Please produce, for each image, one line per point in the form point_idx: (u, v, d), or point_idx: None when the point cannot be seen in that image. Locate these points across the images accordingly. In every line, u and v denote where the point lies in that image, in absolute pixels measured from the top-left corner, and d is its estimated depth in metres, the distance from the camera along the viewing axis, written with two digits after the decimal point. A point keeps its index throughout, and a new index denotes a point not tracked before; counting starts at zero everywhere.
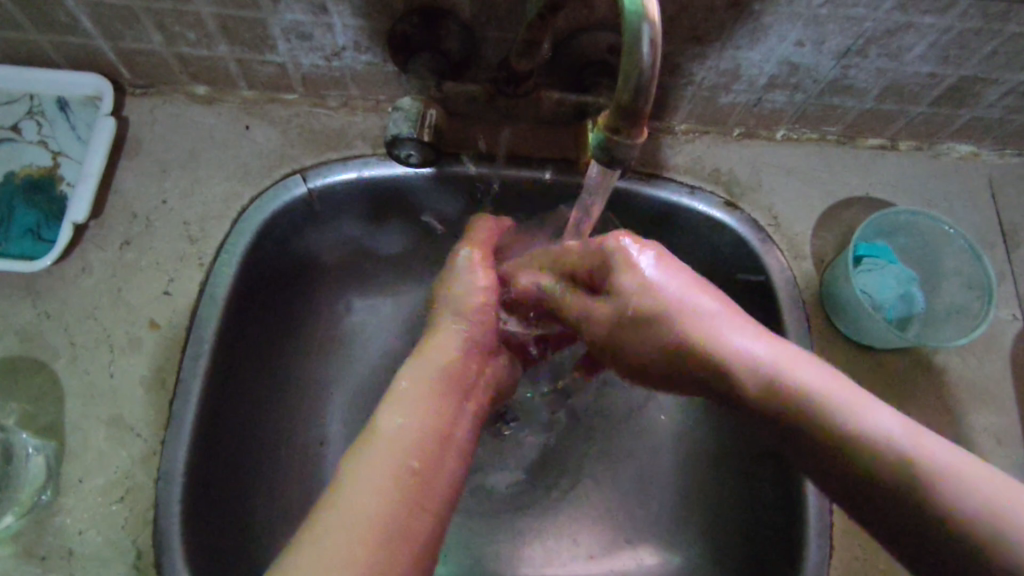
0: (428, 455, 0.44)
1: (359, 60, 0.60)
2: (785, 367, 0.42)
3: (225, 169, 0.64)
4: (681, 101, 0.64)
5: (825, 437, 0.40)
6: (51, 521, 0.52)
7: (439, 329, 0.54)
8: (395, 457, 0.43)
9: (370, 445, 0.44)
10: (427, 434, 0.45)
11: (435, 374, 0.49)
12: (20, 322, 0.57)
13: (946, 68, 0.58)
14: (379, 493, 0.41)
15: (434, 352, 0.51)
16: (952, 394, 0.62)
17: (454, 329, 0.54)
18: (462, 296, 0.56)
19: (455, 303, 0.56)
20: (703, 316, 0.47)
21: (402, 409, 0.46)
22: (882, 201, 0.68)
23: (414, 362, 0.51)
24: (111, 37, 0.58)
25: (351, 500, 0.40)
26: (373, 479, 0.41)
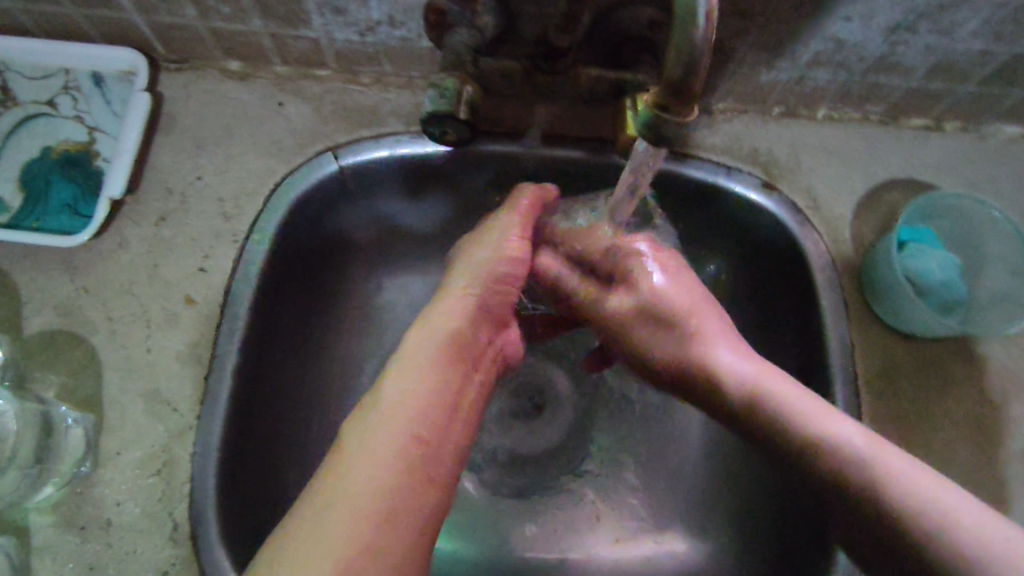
0: (429, 428, 0.45)
1: (393, 35, 0.59)
2: (773, 392, 0.45)
3: (259, 145, 0.64)
4: (720, 79, 0.62)
5: (815, 461, 0.42)
6: (90, 492, 0.53)
7: (446, 297, 0.54)
8: (404, 421, 0.44)
9: (378, 415, 0.44)
10: (439, 397, 0.47)
11: (437, 347, 0.49)
12: (58, 296, 0.58)
13: (999, 45, 0.56)
14: (377, 467, 0.41)
15: (440, 323, 0.51)
16: (993, 382, 0.61)
17: (474, 289, 0.54)
18: (481, 261, 0.56)
19: (472, 269, 0.55)
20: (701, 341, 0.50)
21: (413, 375, 0.47)
22: (924, 183, 0.66)
23: (422, 329, 0.51)
24: (146, 11, 0.58)
25: (362, 471, 0.41)
26: (377, 448, 0.42)
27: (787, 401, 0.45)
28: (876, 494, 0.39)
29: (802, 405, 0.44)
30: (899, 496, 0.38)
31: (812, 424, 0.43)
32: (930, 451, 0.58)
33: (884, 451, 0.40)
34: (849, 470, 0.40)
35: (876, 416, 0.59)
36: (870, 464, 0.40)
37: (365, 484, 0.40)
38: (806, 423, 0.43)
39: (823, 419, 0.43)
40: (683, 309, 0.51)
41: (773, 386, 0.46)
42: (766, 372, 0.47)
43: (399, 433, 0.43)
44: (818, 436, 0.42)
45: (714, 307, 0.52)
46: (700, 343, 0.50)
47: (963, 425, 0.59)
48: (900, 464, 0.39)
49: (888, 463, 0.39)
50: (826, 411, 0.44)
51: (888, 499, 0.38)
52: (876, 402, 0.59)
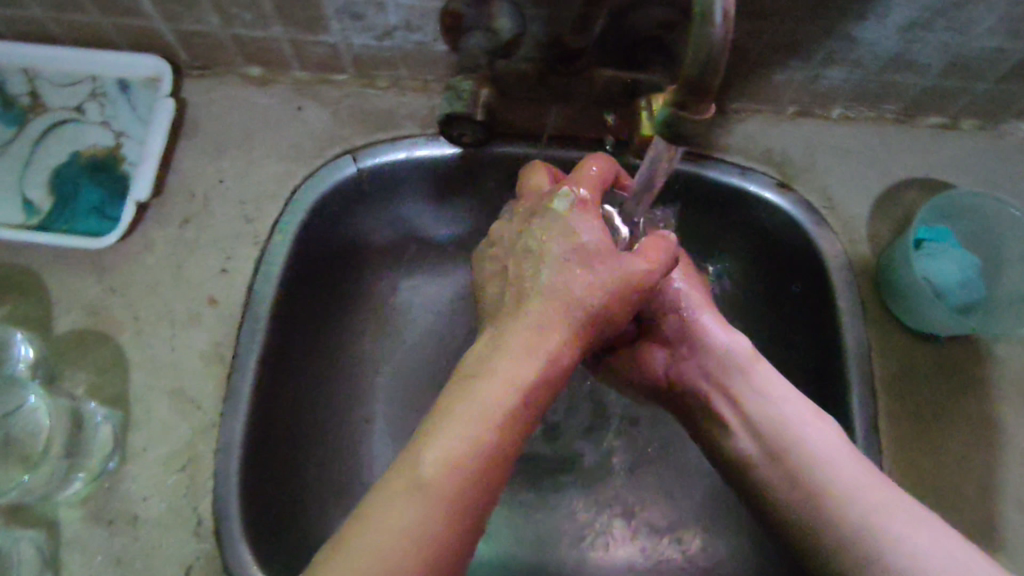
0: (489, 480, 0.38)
1: (410, 40, 0.60)
2: (760, 389, 0.54)
3: (279, 149, 0.65)
4: (734, 79, 0.63)
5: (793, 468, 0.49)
6: (118, 487, 0.54)
7: (538, 301, 0.43)
8: (500, 422, 0.39)
9: (472, 400, 0.39)
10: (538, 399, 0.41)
11: (524, 374, 0.41)
12: (87, 296, 0.60)
13: (1016, 42, 0.55)
14: (424, 523, 0.35)
15: (529, 338, 0.42)
16: (1012, 382, 0.61)
17: (577, 266, 0.44)
18: (572, 270, 0.44)
19: (556, 273, 0.44)
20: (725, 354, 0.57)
21: (529, 359, 0.41)
22: (941, 181, 0.66)
23: (516, 336, 0.42)
24: (170, 19, 0.60)
25: (442, 478, 0.37)
26: (466, 449, 0.37)
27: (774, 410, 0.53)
28: (830, 501, 0.45)
29: (797, 425, 0.51)
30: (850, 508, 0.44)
31: (789, 432, 0.51)
32: (948, 451, 0.58)
33: (846, 461, 0.47)
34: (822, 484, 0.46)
35: (893, 416, 0.59)
36: (826, 464, 0.47)
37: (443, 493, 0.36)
38: (773, 408, 0.53)
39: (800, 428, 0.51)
40: (698, 316, 0.59)
41: (758, 383, 0.55)
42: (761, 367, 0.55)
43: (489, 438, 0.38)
44: (796, 443, 0.50)
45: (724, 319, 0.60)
46: (702, 340, 0.59)
47: (982, 424, 0.59)
48: (855, 479, 0.46)
49: (826, 452, 0.48)
50: (802, 411, 0.52)
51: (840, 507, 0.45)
52: (893, 402, 0.59)
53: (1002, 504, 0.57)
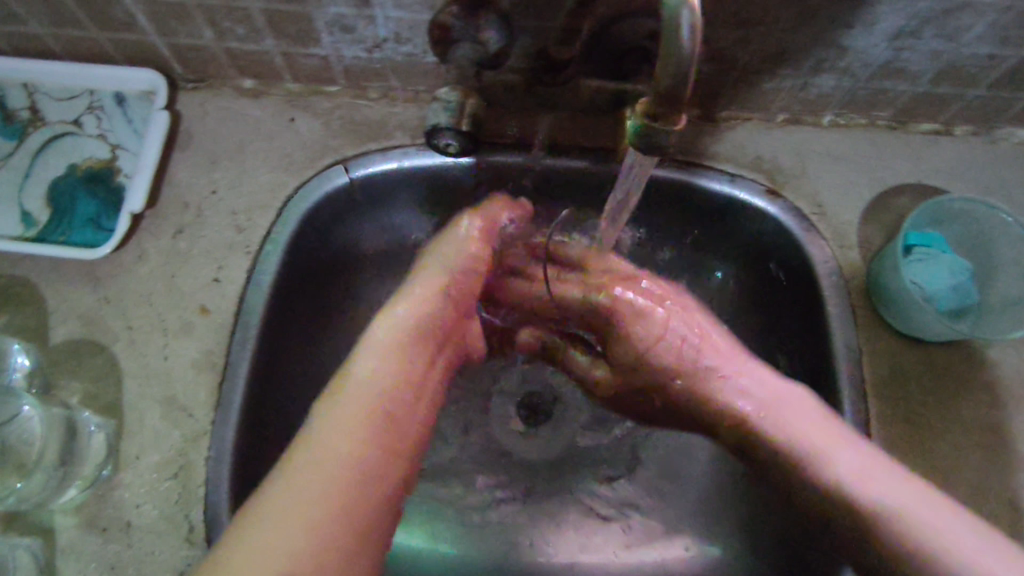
0: (342, 493, 0.45)
1: (399, 51, 0.61)
2: (794, 428, 0.54)
3: (272, 160, 0.66)
4: (723, 88, 0.63)
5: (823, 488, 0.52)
6: (111, 495, 0.55)
7: (365, 345, 0.53)
8: (358, 407, 0.49)
9: (333, 411, 0.48)
10: (394, 388, 0.51)
11: (353, 414, 0.48)
12: (83, 307, 0.61)
13: (1006, 49, 0.55)
14: (298, 528, 0.42)
15: (356, 384, 0.50)
16: (1006, 390, 0.60)
17: (434, 280, 0.57)
18: (394, 326, 0.54)
19: (397, 324, 0.54)
20: (730, 383, 0.58)
21: (374, 363, 0.51)
22: (933, 188, 0.65)
23: (352, 378, 0.51)
24: (164, 33, 0.61)
25: (321, 456, 0.46)
26: (343, 431, 0.47)
27: (799, 429, 0.54)
28: (883, 524, 0.48)
29: (828, 452, 0.52)
30: (918, 530, 0.47)
31: (821, 449, 0.52)
32: (940, 460, 0.58)
33: (881, 478, 0.50)
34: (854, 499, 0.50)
35: (885, 424, 0.58)
36: (850, 478, 0.50)
37: (329, 464, 0.46)
38: (805, 447, 0.53)
39: (829, 451, 0.52)
40: (708, 350, 0.60)
41: (790, 424, 0.54)
42: (792, 398, 0.55)
43: (354, 418, 0.48)
44: (827, 467, 0.52)
45: (740, 347, 0.60)
46: (721, 373, 0.59)
47: (974, 432, 0.59)
48: (889, 496, 0.49)
49: (889, 489, 0.49)
50: (837, 439, 0.52)
51: (912, 526, 0.47)
52: (884, 410, 0.59)
53: (994, 514, 0.56)
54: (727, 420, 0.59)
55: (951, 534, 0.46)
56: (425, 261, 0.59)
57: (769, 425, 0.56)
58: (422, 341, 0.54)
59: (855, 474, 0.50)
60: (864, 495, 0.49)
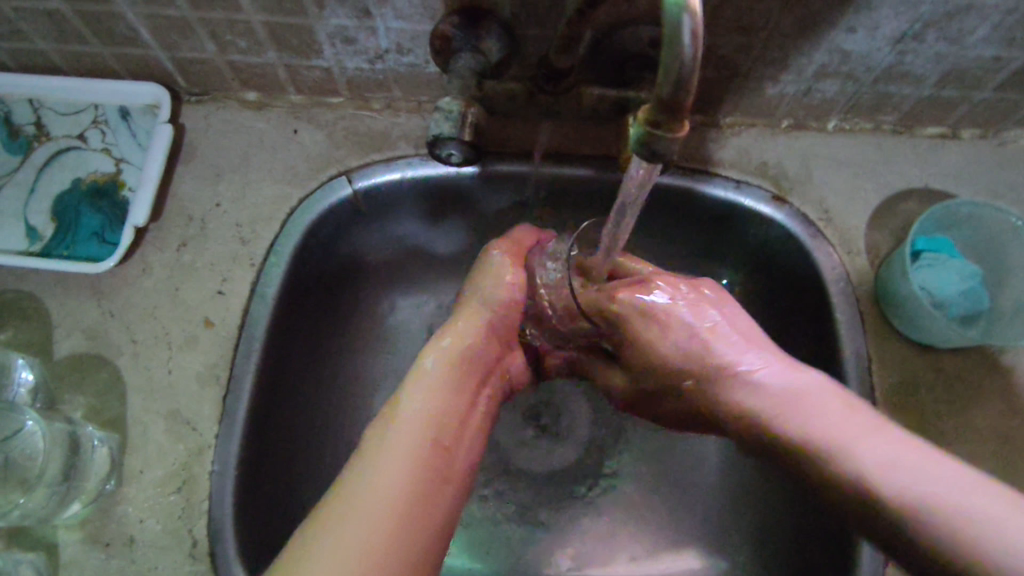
0: (420, 496, 0.43)
1: (401, 62, 0.61)
2: (812, 415, 0.45)
3: (275, 172, 0.66)
4: (726, 94, 0.62)
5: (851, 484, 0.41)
6: (115, 510, 0.55)
7: (418, 371, 0.52)
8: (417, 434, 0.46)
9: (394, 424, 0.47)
10: (447, 415, 0.49)
11: (423, 425, 0.47)
12: (87, 320, 0.61)
13: (1011, 50, 0.54)
14: (370, 511, 0.41)
15: (417, 397, 0.49)
16: (1019, 396, 0.59)
17: (478, 316, 0.57)
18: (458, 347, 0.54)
19: (444, 348, 0.53)
20: (723, 363, 0.50)
21: (426, 392, 0.50)
22: (941, 192, 0.65)
23: (419, 379, 0.51)
24: (167, 47, 0.61)
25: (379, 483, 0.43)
26: (400, 458, 0.45)
27: (808, 417, 0.45)
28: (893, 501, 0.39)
29: (829, 428, 0.44)
30: (927, 503, 0.38)
31: (836, 440, 0.43)
32: None
33: (907, 457, 0.40)
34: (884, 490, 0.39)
35: None
36: (879, 461, 0.40)
37: (381, 494, 0.42)
38: (835, 434, 0.43)
39: (846, 436, 0.43)
40: (723, 340, 0.51)
41: (811, 410, 0.45)
42: (816, 391, 0.46)
43: (417, 446, 0.46)
44: (843, 455, 0.42)
45: (759, 342, 0.51)
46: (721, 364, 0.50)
47: (987, 440, 0.58)
48: (921, 472, 0.39)
49: (913, 468, 0.39)
50: (869, 427, 0.43)
51: (917, 508, 0.38)
52: (895, 418, 0.58)
53: None
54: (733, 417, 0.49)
55: (973, 505, 0.37)
56: (486, 260, 0.61)
57: (780, 418, 0.46)
58: (473, 355, 0.54)
59: (871, 458, 0.41)
60: (901, 480, 0.39)
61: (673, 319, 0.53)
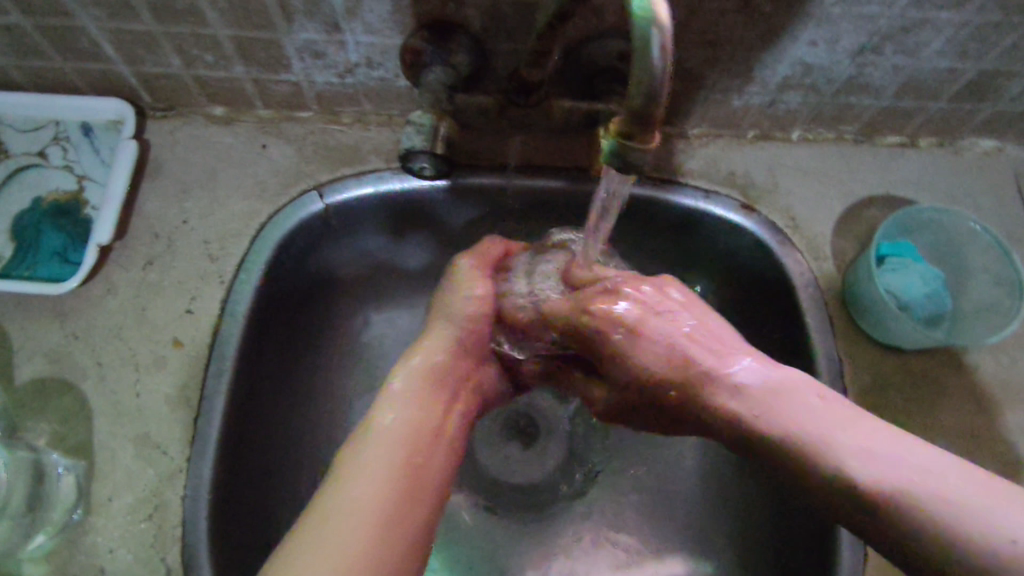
0: (389, 526, 0.42)
1: (371, 76, 0.61)
2: (791, 414, 0.41)
3: (244, 188, 0.65)
4: (694, 105, 0.64)
5: (838, 484, 0.38)
6: (82, 539, 0.53)
7: (387, 394, 0.51)
8: (387, 453, 0.46)
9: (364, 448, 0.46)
10: (424, 429, 0.49)
11: (394, 447, 0.46)
12: (50, 344, 0.59)
13: (965, 62, 0.56)
14: (330, 553, 0.39)
15: (388, 423, 0.48)
16: (981, 395, 0.61)
17: (447, 334, 0.55)
18: (424, 364, 0.53)
19: (412, 367, 0.52)
20: (696, 361, 0.46)
21: (396, 411, 0.49)
22: (903, 199, 0.67)
23: (388, 396, 0.50)
24: (131, 62, 0.60)
25: (345, 511, 0.41)
26: (374, 476, 0.44)
27: (792, 416, 0.41)
28: (887, 504, 0.36)
29: (810, 426, 0.41)
30: (919, 503, 0.36)
31: (821, 435, 0.40)
32: None
33: (898, 450, 0.38)
34: (869, 490, 0.37)
35: None
36: (864, 465, 0.38)
37: (351, 518, 0.41)
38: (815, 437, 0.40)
39: (832, 432, 0.40)
40: (684, 335, 0.47)
41: (786, 417, 0.41)
42: (787, 387, 0.43)
43: (390, 464, 0.45)
44: (828, 458, 0.39)
45: (730, 339, 0.47)
46: (697, 361, 0.46)
47: (953, 438, 0.59)
48: (910, 462, 0.38)
49: (899, 464, 0.37)
50: (843, 421, 0.40)
51: (906, 511, 0.36)
52: None
53: None
54: (708, 422, 0.46)
55: (963, 495, 0.35)
56: (456, 266, 0.60)
57: (758, 419, 0.42)
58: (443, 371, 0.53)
59: (859, 450, 0.38)
60: (895, 485, 0.37)
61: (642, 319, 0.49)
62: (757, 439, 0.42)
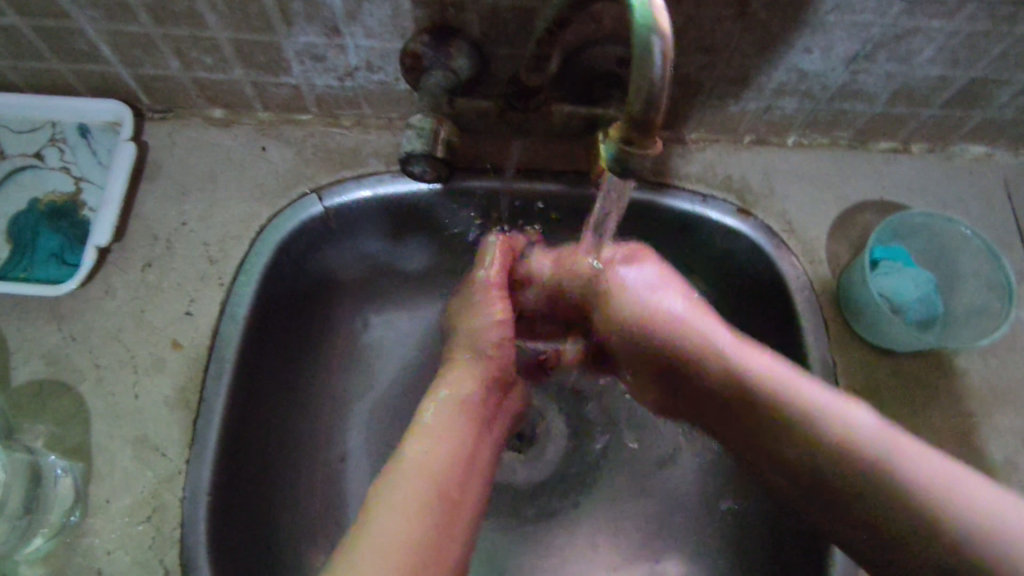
0: (426, 550, 0.43)
1: (371, 80, 0.61)
2: (806, 393, 0.47)
3: (243, 190, 0.65)
4: (691, 111, 0.64)
5: (823, 450, 0.45)
6: (80, 542, 0.53)
7: (417, 425, 0.51)
8: (427, 482, 0.46)
9: (416, 445, 0.48)
10: (454, 468, 0.48)
11: (423, 484, 0.46)
12: (47, 345, 0.59)
13: (956, 70, 0.58)
14: (398, 527, 0.43)
15: (418, 456, 0.48)
16: (973, 396, 0.62)
17: (473, 365, 0.55)
18: (454, 396, 0.53)
19: (442, 400, 0.52)
20: (706, 336, 0.53)
21: (430, 441, 0.49)
22: (895, 204, 0.68)
23: (417, 428, 0.50)
24: (130, 64, 0.60)
25: (403, 496, 0.44)
26: (415, 488, 0.45)
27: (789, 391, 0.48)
28: (868, 468, 0.43)
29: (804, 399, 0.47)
30: (897, 475, 0.41)
31: (810, 408, 0.46)
32: None
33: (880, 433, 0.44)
34: (852, 452, 0.44)
35: None
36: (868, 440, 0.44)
37: (407, 508, 0.44)
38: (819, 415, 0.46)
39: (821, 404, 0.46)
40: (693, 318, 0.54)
41: (801, 395, 0.47)
42: (784, 368, 0.49)
43: (420, 495, 0.45)
44: (821, 424, 0.45)
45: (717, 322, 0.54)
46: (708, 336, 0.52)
47: (945, 440, 0.60)
48: (892, 446, 0.43)
49: (888, 444, 0.43)
50: (848, 405, 0.46)
51: (883, 477, 0.42)
52: None
53: None
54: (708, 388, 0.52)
55: (942, 473, 0.41)
56: (474, 280, 0.60)
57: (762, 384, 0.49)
58: (472, 407, 0.53)
59: (842, 424, 0.45)
60: (874, 455, 0.43)
61: (663, 300, 0.56)
62: (755, 404, 0.49)
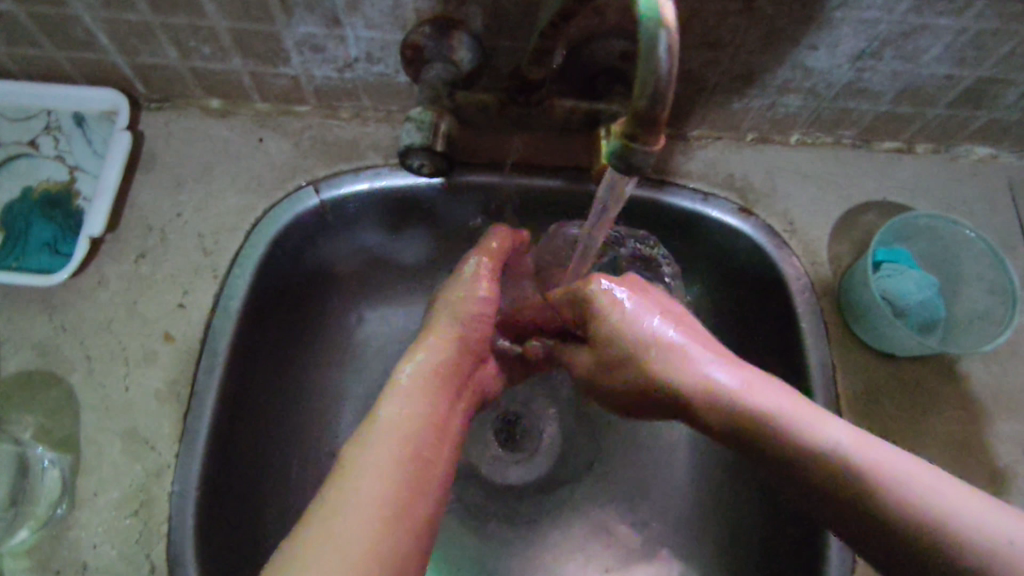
0: (390, 525, 0.40)
1: (371, 71, 0.60)
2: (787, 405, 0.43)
3: (239, 181, 0.64)
4: (693, 108, 0.64)
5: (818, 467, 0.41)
6: (66, 536, 0.52)
7: (390, 392, 0.48)
8: (391, 461, 0.43)
9: (371, 433, 0.45)
10: (424, 434, 0.46)
11: (390, 450, 0.44)
12: (37, 336, 0.58)
13: (962, 70, 0.57)
14: (350, 534, 0.38)
15: (387, 423, 0.45)
16: (975, 400, 0.61)
17: (450, 335, 0.54)
18: (427, 364, 0.51)
19: (414, 367, 0.51)
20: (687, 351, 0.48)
21: (402, 401, 0.47)
22: (898, 205, 0.67)
23: (387, 398, 0.48)
24: (127, 52, 0.59)
25: (357, 496, 0.40)
26: (375, 471, 0.42)
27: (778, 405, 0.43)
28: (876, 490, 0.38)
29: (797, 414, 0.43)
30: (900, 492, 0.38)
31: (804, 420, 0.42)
32: None
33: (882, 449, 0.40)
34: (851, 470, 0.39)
35: None
36: (852, 443, 0.41)
37: (366, 504, 0.40)
38: (800, 420, 0.42)
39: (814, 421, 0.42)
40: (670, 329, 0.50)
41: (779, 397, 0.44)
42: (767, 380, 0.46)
43: (389, 467, 0.43)
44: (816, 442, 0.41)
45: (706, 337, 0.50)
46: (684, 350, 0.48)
47: (947, 443, 0.60)
48: (899, 466, 0.39)
49: (901, 467, 0.39)
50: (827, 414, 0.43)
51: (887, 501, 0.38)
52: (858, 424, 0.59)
53: None
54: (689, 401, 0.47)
55: (954, 495, 0.37)
56: (467, 265, 0.61)
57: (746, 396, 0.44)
58: (446, 377, 0.51)
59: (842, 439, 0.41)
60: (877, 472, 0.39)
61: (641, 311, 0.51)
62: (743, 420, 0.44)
